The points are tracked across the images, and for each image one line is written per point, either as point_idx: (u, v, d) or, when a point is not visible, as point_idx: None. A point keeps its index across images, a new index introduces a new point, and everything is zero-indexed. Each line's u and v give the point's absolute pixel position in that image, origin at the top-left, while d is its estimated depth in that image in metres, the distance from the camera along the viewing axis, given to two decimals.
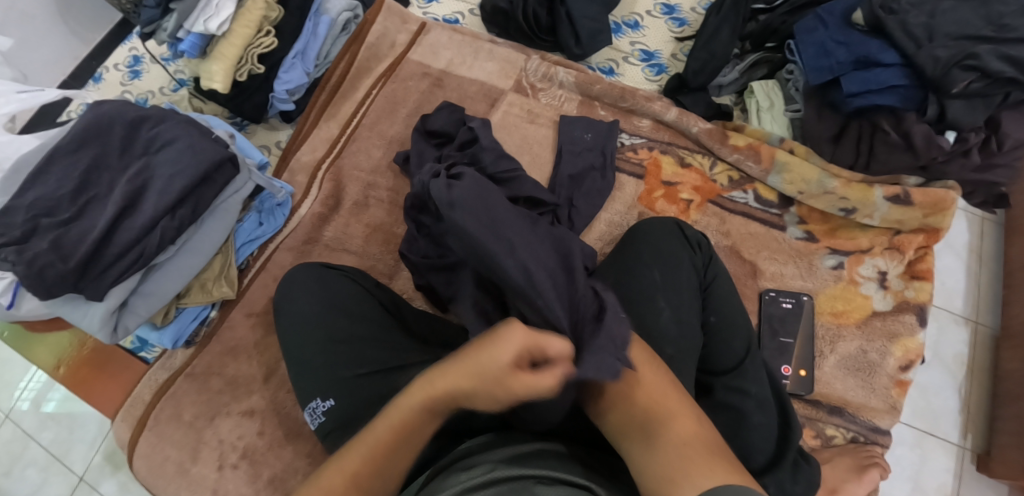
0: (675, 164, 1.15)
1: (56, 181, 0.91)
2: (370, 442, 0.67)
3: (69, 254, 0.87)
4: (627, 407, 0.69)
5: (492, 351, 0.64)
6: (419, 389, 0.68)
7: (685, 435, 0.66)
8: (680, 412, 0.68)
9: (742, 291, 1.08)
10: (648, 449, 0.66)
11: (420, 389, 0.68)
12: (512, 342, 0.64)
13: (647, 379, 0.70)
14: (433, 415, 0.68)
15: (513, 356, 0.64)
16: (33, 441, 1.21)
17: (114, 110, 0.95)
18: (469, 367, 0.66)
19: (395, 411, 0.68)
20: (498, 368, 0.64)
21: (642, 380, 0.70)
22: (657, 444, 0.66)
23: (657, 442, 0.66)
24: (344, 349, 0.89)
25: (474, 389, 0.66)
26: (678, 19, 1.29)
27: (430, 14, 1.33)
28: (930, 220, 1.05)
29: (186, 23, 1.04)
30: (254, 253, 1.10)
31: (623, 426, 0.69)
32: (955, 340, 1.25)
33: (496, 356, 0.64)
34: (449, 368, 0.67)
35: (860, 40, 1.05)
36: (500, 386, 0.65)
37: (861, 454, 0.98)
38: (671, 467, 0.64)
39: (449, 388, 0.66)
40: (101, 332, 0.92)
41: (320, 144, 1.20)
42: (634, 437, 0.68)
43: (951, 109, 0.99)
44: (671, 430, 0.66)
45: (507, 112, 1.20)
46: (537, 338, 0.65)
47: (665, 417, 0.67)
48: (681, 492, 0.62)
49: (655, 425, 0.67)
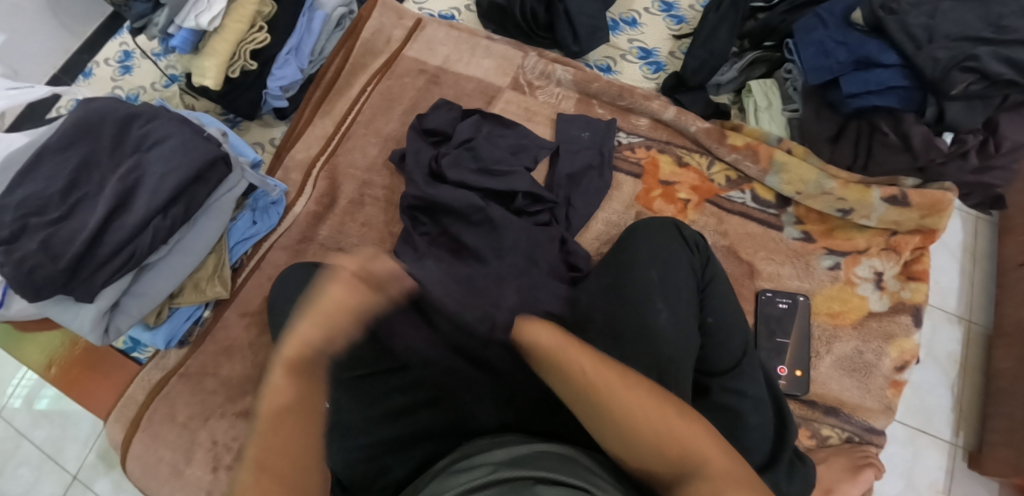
0: (673, 163, 1.14)
1: (46, 179, 0.89)
2: (266, 429, 0.67)
3: (59, 254, 0.85)
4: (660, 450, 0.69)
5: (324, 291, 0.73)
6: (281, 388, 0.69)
7: (722, 472, 0.67)
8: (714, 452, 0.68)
9: (739, 291, 1.08)
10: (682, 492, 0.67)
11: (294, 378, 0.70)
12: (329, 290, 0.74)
13: (676, 426, 0.70)
14: (299, 374, 0.70)
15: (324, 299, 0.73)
16: (26, 439, 1.20)
17: (105, 107, 0.94)
18: (326, 309, 0.73)
19: (269, 393, 0.69)
20: (335, 299, 0.73)
21: (670, 426, 0.70)
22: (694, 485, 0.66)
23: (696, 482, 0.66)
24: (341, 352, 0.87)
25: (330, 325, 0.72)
26: (677, 17, 1.28)
27: (426, 9, 1.32)
28: (926, 222, 1.05)
29: (178, 19, 1.03)
30: (248, 252, 1.09)
31: (659, 474, 0.69)
32: (948, 338, 1.26)
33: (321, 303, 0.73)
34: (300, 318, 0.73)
35: (859, 40, 1.04)
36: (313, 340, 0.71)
37: (856, 454, 0.99)
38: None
39: (306, 338, 0.71)
40: (92, 334, 0.91)
41: (315, 141, 1.18)
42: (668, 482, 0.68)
43: (950, 111, 0.99)
44: (707, 471, 0.67)
45: (504, 110, 1.19)
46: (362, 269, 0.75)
47: (698, 458, 0.68)
48: None
49: (691, 468, 0.67)
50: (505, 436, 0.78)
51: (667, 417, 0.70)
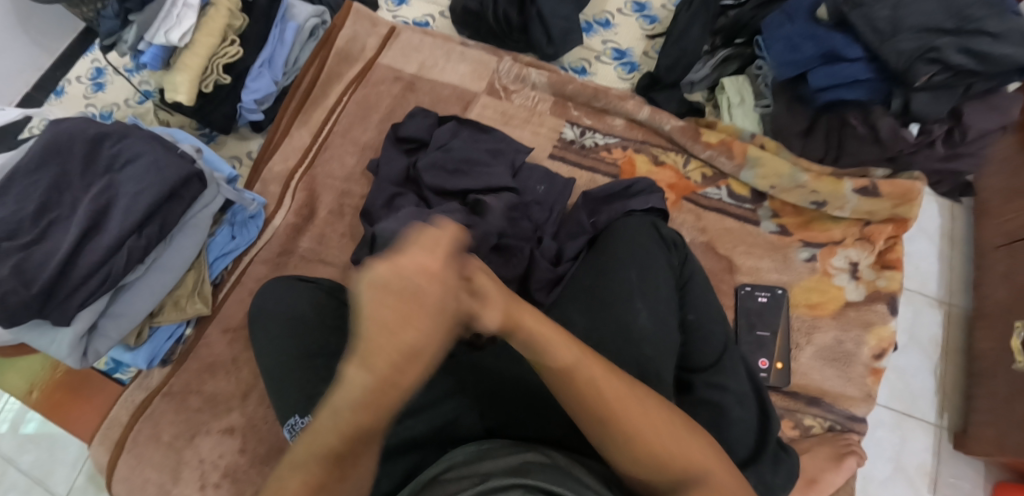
0: (649, 162, 1.16)
1: (16, 203, 0.88)
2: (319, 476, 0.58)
3: (33, 279, 0.85)
4: (648, 460, 0.64)
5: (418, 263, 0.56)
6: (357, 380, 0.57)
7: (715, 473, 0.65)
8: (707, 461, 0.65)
9: (719, 286, 1.10)
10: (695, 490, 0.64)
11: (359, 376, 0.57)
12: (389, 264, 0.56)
13: (642, 423, 0.65)
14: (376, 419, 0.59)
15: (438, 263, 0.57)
16: (12, 466, 1.19)
17: (73, 127, 0.93)
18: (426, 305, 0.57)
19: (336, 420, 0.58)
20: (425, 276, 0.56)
21: (635, 421, 0.65)
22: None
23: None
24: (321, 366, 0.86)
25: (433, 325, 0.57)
26: (650, 16, 1.30)
27: (400, 16, 1.32)
28: (899, 211, 1.07)
29: (146, 36, 1.03)
30: (227, 268, 1.09)
31: (631, 425, 0.65)
32: (930, 322, 1.28)
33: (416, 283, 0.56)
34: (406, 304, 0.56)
35: (826, 34, 1.06)
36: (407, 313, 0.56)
37: (840, 442, 1.00)
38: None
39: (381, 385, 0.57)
40: (70, 357, 0.90)
41: (292, 153, 1.18)
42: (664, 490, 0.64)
43: (916, 102, 1.01)
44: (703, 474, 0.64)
45: (481, 115, 1.20)
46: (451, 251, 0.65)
47: (681, 464, 0.64)
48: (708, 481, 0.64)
49: (685, 477, 0.64)
50: (493, 443, 0.77)
51: (644, 415, 0.65)
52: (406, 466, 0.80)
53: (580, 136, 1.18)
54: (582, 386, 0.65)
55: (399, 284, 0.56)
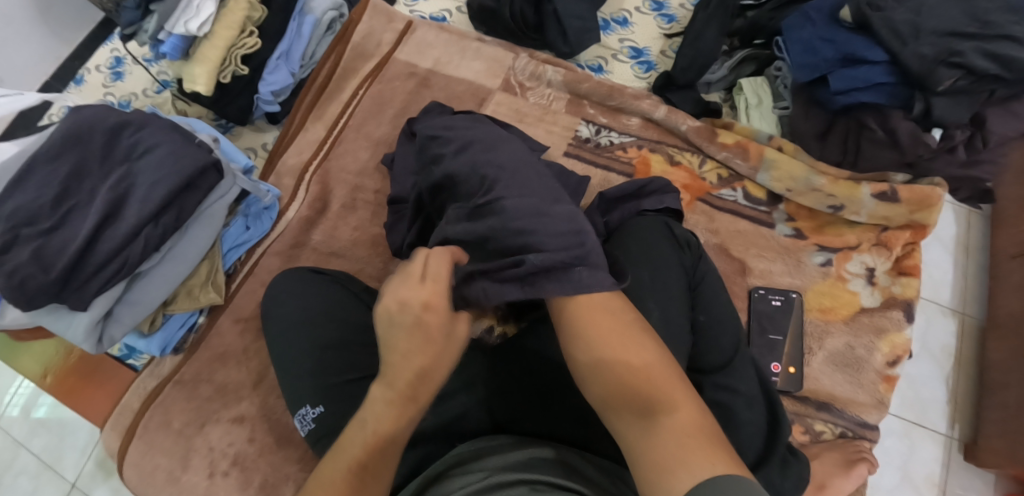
0: (664, 162, 1.15)
1: (37, 189, 0.89)
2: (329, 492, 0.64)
3: (51, 264, 0.86)
4: (622, 389, 0.64)
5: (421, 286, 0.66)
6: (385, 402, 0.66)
7: (685, 418, 0.62)
8: (680, 396, 0.63)
9: (732, 289, 1.09)
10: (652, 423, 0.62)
11: (384, 401, 0.66)
12: (423, 284, 0.66)
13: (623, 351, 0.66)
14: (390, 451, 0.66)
15: (435, 297, 0.65)
16: (24, 449, 1.21)
17: (94, 115, 0.94)
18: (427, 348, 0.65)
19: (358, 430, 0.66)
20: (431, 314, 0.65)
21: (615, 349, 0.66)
22: (659, 430, 0.62)
23: (655, 427, 0.62)
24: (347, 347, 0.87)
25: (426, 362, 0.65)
26: (667, 15, 1.29)
27: (417, 12, 1.33)
28: (916, 217, 1.06)
29: (167, 25, 1.03)
30: (241, 258, 1.10)
31: (607, 357, 0.66)
32: (942, 331, 1.26)
33: (419, 314, 0.65)
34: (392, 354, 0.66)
35: (847, 37, 1.05)
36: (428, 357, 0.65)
37: (850, 449, 0.99)
38: (671, 455, 0.60)
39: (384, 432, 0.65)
40: (85, 342, 0.91)
41: (307, 146, 1.19)
42: (631, 417, 0.63)
43: (936, 106, 0.99)
44: (670, 415, 0.62)
45: (495, 111, 1.20)
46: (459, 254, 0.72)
47: (663, 401, 0.63)
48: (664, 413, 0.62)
49: (653, 408, 0.63)
50: (497, 438, 0.76)
51: (629, 348, 0.66)
52: (413, 459, 0.80)
53: (595, 134, 1.18)
54: (576, 319, 0.68)
55: (408, 314, 0.65)
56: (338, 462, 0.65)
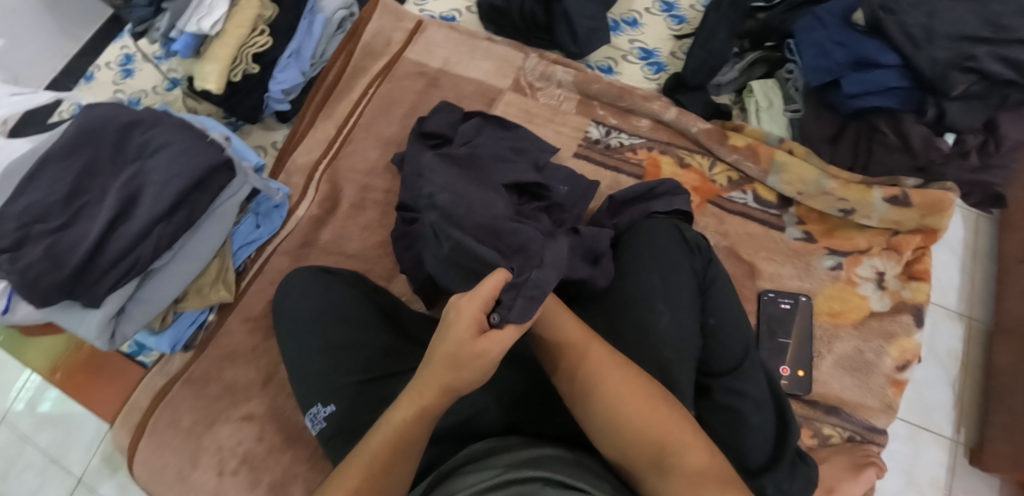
0: (674, 164, 1.15)
1: (47, 186, 0.89)
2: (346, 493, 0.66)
3: (63, 262, 0.86)
4: (636, 441, 0.67)
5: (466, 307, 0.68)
6: (410, 399, 0.69)
7: (697, 464, 0.65)
8: (689, 441, 0.67)
9: (741, 292, 1.09)
10: (667, 471, 0.65)
11: (411, 398, 0.69)
12: (469, 297, 0.69)
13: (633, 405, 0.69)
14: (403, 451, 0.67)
15: (477, 314, 0.68)
16: (31, 444, 1.21)
17: (106, 113, 0.94)
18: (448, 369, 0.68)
19: (387, 426, 0.69)
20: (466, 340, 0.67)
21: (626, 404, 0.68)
22: (674, 476, 0.65)
23: (670, 473, 0.65)
24: (361, 351, 0.86)
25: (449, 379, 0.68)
26: (678, 16, 1.29)
27: (426, 11, 1.32)
28: (927, 221, 1.05)
29: (179, 22, 1.03)
30: (251, 257, 1.09)
31: (617, 412, 0.68)
32: (949, 335, 1.26)
33: (457, 325, 0.68)
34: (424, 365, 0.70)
35: (860, 41, 1.04)
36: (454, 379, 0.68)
37: (858, 453, 0.99)
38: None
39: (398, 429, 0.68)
40: (98, 339, 0.91)
41: (316, 145, 1.19)
42: (647, 466, 0.66)
43: (950, 111, 0.99)
44: (684, 460, 0.65)
45: (505, 112, 1.19)
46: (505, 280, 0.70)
47: (677, 448, 0.66)
48: (678, 462, 0.65)
49: (667, 455, 0.66)
50: (509, 439, 0.76)
51: (638, 401, 0.69)
52: (424, 460, 0.80)
53: (605, 136, 1.18)
54: (586, 376, 0.71)
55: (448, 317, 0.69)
56: (358, 458, 0.67)
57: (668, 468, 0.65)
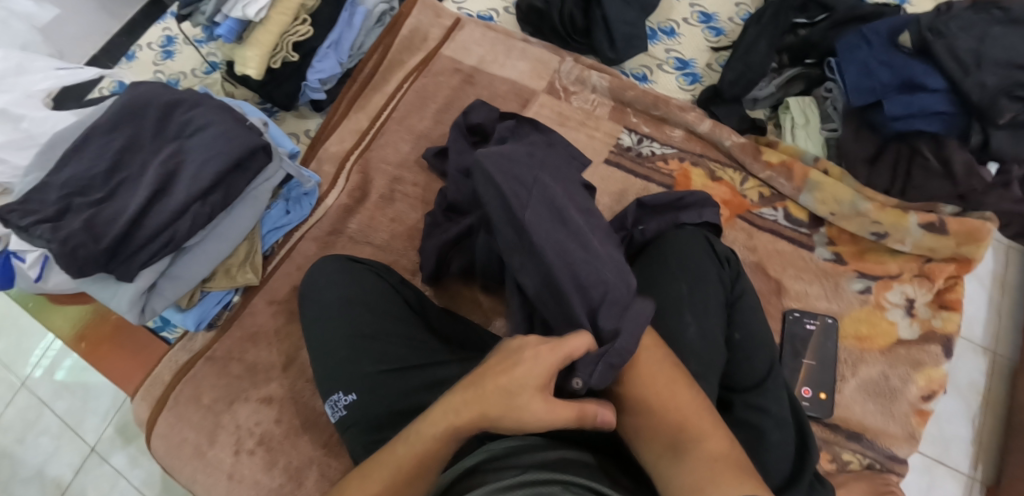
0: (705, 176, 1.13)
1: (90, 159, 0.90)
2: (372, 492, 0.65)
3: (101, 234, 0.86)
4: (661, 423, 0.65)
5: (536, 347, 0.65)
6: (443, 413, 0.66)
7: (716, 450, 0.62)
8: (712, 432, 0.64)
9: (767, 309, 1.07)
10: (683, 457, 0.62)
11: (448, 415, 0.66)
12: (543, 341, 0.66)
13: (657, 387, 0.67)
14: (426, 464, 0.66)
15: (548, 361, 0.64)
16: (47, 410, 1.22)
17: (150, 91, 0.95)
18: (490, 392, 0.65)
19: (418, 437, 0.67)
20: (525, 384, 0.64)
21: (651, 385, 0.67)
22: (692, 461, 0.62)
23: (686, 456, 0.62)
24: (379, 343, 0.86)
25: (496, 410, 0.64)
26: (715, 28, 1.28)
27: (464, 9, 1.32)
28: (963, 250, 1.04)
29: (225, 8, 1.04)
30: (278, 241, 1.10)
31: (642, 393, 0.67)
32: (972, 369, 1.23)
33: (524, 363, 0.64)
34: (470, 381, 0.67)
35: (905, 62, 1.03)
36: (502, 416, 0.64)
37: (877, 480, 0.96)
38: (698, 482, 0.60)
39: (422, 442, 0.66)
40: (129, 312, 0.92)
41: (348, 135, 1.19)
42: (662, 449, 0.64)
43: (995, 140, 0.98)
44: (701, 445, 0.62)
45: (538, 113, 1.19)
46: (563, 343, 0.65)
47: (696, 434, 0.63)
48: (696, 449, 0.62)
49: (685, 440, 0.63)
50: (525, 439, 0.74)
51: (668, 385, 0.67)
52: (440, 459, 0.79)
53: (637, 143, 1.17)
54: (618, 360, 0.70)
55: (515, 350, 0.65)
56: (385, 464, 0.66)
57: (686, 452, 0.62)
